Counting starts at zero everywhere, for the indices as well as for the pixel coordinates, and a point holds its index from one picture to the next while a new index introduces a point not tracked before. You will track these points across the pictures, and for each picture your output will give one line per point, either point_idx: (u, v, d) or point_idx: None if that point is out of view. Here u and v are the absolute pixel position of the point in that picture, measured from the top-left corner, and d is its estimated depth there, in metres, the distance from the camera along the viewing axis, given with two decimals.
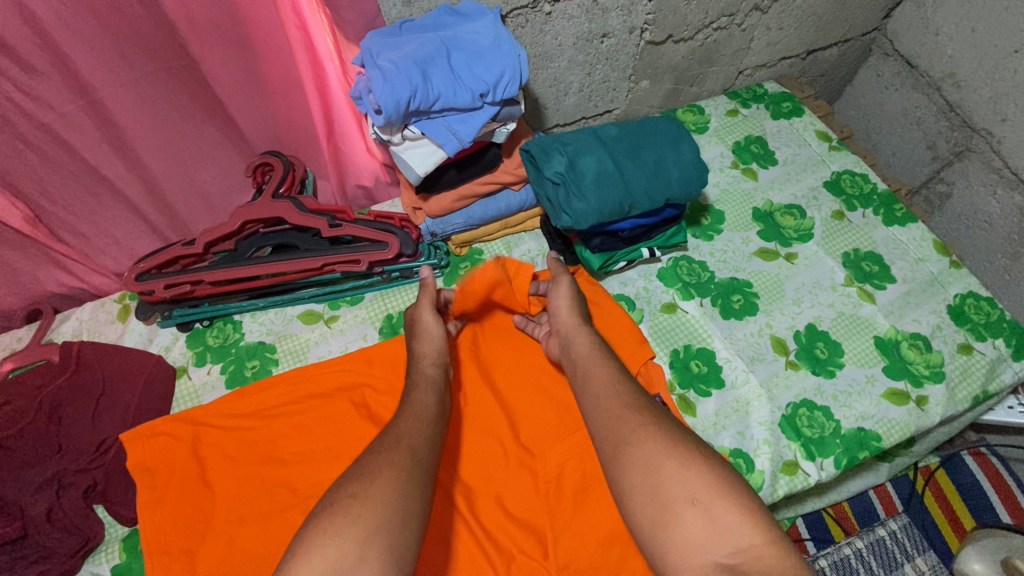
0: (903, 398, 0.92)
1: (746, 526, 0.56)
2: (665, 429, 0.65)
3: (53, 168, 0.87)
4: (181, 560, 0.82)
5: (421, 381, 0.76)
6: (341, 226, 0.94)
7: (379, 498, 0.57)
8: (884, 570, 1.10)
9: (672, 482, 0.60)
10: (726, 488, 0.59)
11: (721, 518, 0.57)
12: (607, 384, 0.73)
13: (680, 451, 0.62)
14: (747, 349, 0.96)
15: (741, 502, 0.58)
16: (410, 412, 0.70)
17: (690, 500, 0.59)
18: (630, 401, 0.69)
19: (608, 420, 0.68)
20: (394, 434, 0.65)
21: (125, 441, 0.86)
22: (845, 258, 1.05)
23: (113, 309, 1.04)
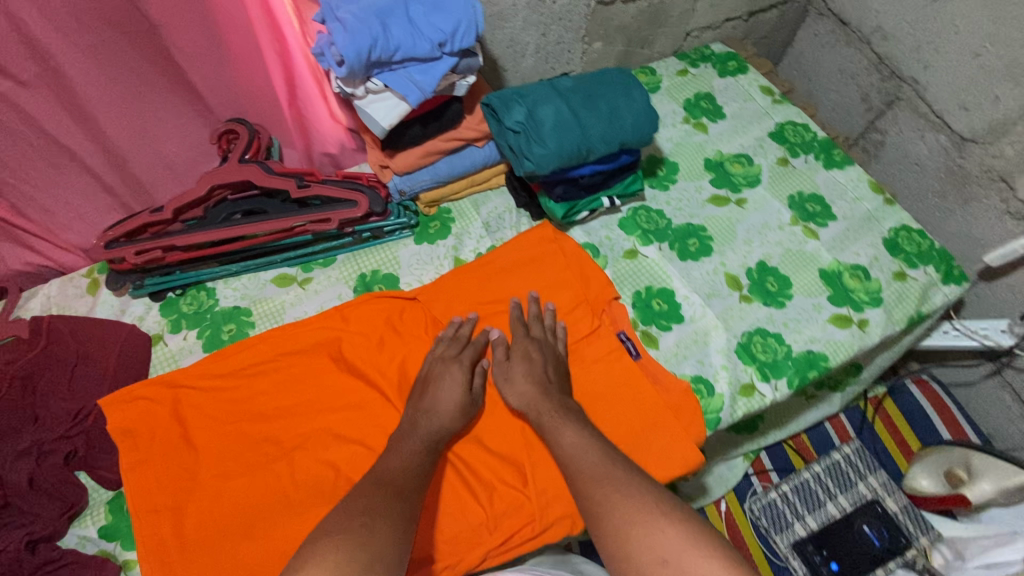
0: (847, 321, 1.00)
1: (718, 572, 0.59)
2: (632, 488, 0.68)
3: (12, 139, 0.87)
4: (169, 516, 0.84)
5: (418, 434, 0.81)
6: (309, 187, 0.96)
7: (382, 535, 0.63)
8: (839, 489, 1.19)
9: (642, 546, 0.63)
10: (695, 542, 0.62)
11: (691, 571, 0.59)
12: (578, 450, 0.76)
13: (643, 514, 0.65)
14: (704, 286, 1.02)
15: (710, 550, 0.61)
16: (402, 452, 0.78)
17: (661, 561, 0.61)
18: (597, 462, 0.73)
19: (582, 478, 0.72)
20: (386, 481, 0.72)
21: (105, 405, 0.88)
22: (790, 200, 1.12)
23: (82, 283, 1.01)
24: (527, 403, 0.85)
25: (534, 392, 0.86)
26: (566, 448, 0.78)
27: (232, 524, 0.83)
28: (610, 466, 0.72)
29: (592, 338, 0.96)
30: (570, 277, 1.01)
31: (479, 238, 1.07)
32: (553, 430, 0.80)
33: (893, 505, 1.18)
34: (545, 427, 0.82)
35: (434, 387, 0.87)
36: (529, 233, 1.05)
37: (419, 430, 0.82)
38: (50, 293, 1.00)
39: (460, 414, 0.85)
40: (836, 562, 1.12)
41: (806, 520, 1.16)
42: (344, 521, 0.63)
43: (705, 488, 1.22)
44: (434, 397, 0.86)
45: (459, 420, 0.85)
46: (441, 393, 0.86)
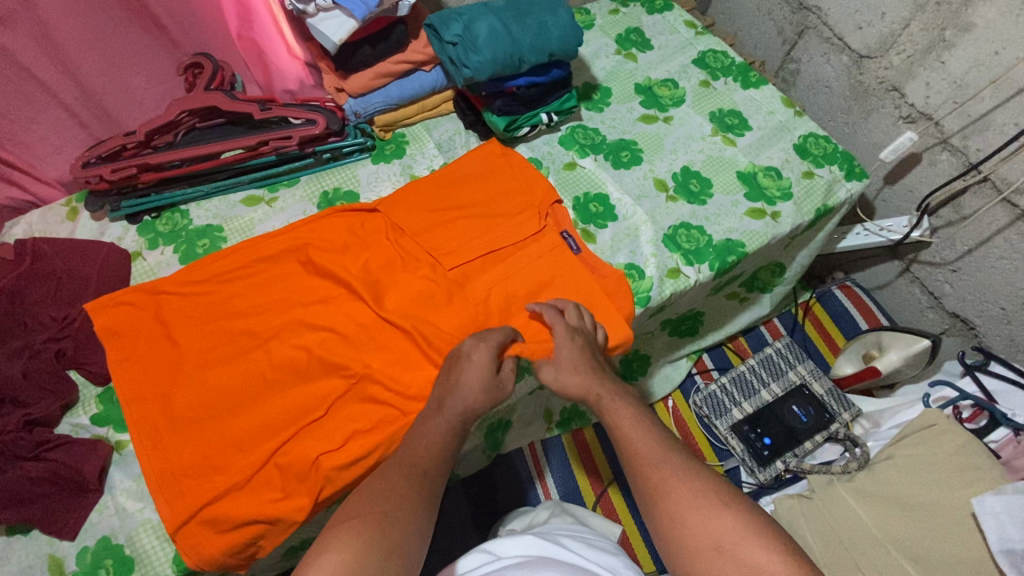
0: (761, 214, 1.13)
1: (773, 562, 0.62)
2: (689, 476, 0.70)
3: None
4: (157, 402, 0.93)
5: (443, 416, 0.79)
6: (270, 109, 1.05)
7: (405, 526, 0.66)
8: (772, 377, 1.32)
9: (699, 532, 0.66)
10: (749, 532, 0.64)
11: (746, 560, 0.63)
12: (637, 428, 0.76)
13: (702, 501, 0.68)
14: (635, 189, 1.14)
15: (766, 545, 0.63)
16: (424, 433, 0.77)
17: (717, 547, 0.64)
18: (656, 448, 0.74)
19: (636, 463, 0.73)
20: (413, 465, 0.73)
21: (90, 309, 0.95)
22: (711, 115, 1.25)
23: (62, 212, 1.09)
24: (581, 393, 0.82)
25: (586, 378, 0.83)
26: (624, 428, 0.77)
27: (216, 404, 0.93)
28: (669, 451, 0.73)
29: (538, 238, 1.07)
30: (516, 183, 1.12)
31: (432, 157, 1.17)
32: (610, 411, 0.79)
33: (819, 389, 1.31)
34: (602, 408, 0.80)
35: (462, 369, 0.83)
36: (490, 146, 1.15)
37: (447, 411, 0.79)
38: (32, 221, 1.08)
39: (486, 394, 0.81)
40: (769, 438, 1.25)
41: (743, 406, 1.29)
42: (364, 506, 0.68)
43: (653, 386, 1.36)
44: (462, 378, 0.81)
45: (486, 403, 0.81)
46: (466, 374, 0.82)
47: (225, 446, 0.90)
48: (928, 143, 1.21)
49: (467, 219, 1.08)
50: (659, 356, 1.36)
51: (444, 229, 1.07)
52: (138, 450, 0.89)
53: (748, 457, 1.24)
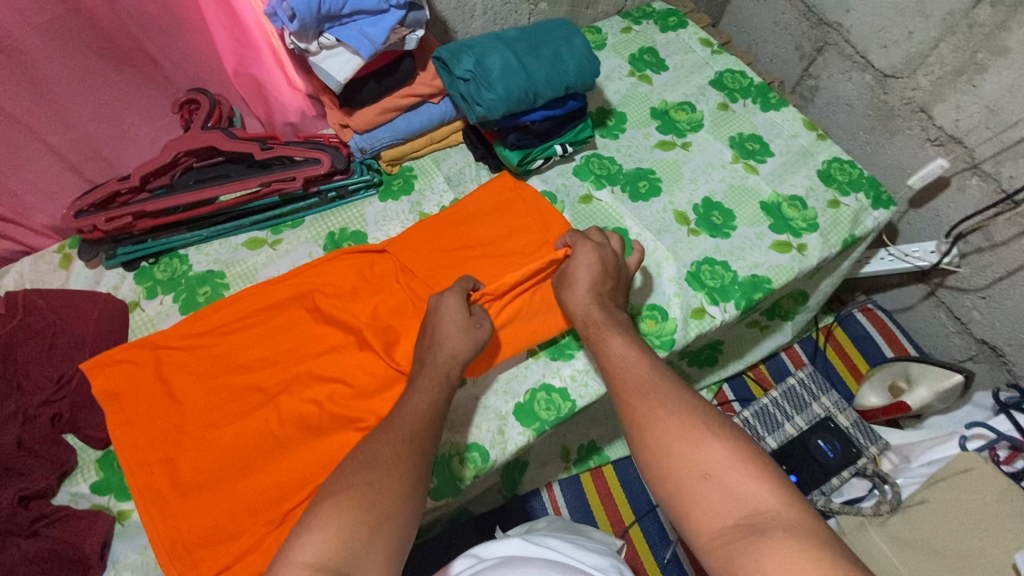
0: (787, 247, 1.09)
1: (758, 489, 0.63)
2: (675, 404, 0.72)
3: None
4: (163, 467, 0.88)
5: (429, 379, 0.83)
6: (272, 148, 1.00)
7: (388, 488, 0.68)
8: (796, 411, 1.28)
9: (685, 458, 0.66)
10: (738, 460, 0.65)
11: (731, 486, 0.63)
12: (626, 359, 0.81)
13: (687, 429, 0.69)
14: (654, 223, 1.09)
15: (754, 473, 0.64)
16: (413, 405, 0.79)
17: (703, 473, 0.65)
18: (647, 378, 0.76)
19: (625, 393, 0.76)
20: (399, 430, 0.75)
21: (87, 370, 0.91)
22: (731, 141, 1.20)
23: (54, 259, 1.03)
24: (577, 311, 0.91)
25: (591, 304, 0.90)
26: (614, 358, 0.82)
27: (225, 466, 0.89)
28: (660, 382, 0.76)
29: None
30: (529, 217, 1.07)
31: (442, 193, 1.12)
32: (601, 340, 0.85)
33: (844, 420, 1.27)
34: (591, 336, 0.87)
35: (436, 324, 0.88)
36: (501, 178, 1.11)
37: (429, 365, 0.84)
38: (22, 270, 1.02)
39: (466, 338, 0.87)
40: (794, 475, 1.22)
41: (767, 441, 1.25)
42: (346, 481, 0.69)
43: None
44: (442, 331, 0.87)
45: (468, 347, 0.87)
46: (442, 328, 0.87)
47: (236, 511, 0.85)
48: (958, 167, 1.16)
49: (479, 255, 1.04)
50: None
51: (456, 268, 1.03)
52: (145, 521, 0.85)
53: None
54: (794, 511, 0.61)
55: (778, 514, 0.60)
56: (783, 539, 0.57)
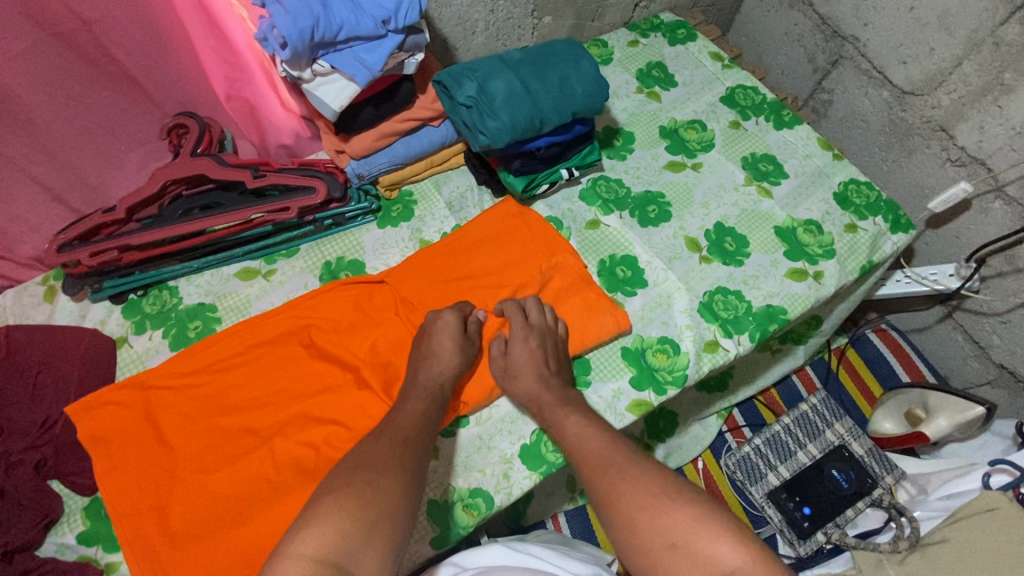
0: (803, 275, 1.04)
1: (728, 551, 0.61)
2: (640, 471, 0.71)
3: None
4: (152, 516, 0.84)
5: (428, 394, 0.83)
6: (265, 176, 0.96)
7: (387, 491, 0.66)
8: (808, 438, 1.24)
9: (650, 528, 0.65)
10: (701, 523, 0.64)
11: (699, 554, 0.62)
12: (585, 434, 0.79)
13: (650, 494, 0.68)
14: (665, 250, 1.04)
15: (719, 534, 0.63)
16: (408, 414, 0.79)
17: (670, 543, 0.63)
18: (605, 454, 0.75)
19: (590, 465, 0.75)
20: (396, 435, 0.75)
21: (72, 413, 0.87)
22: (744, 161, 1.15)
23: (38, 291, 0.99)
24: (527, 395, 0.88)
25: (530, 369, 0.88)
26: (573, 437, 0.80)
27: (218, 514, 0.84)
28: (617, 451, 0.75)
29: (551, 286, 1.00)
30: (531, 237, 1.03)
31: (443, 218, 1.07)
32: (557, 416, 0.84)
33: (858, 449, 1.23)
34: (546, 418, 0.85)
35: (430, 336, 0.89)
36: (507, 202, 1.06)
37: (420, 380, 0.84)
38: (5, 304, 0.98)
39: (459, 356, 0.88)
40: (808, 506, 1.17)
41: (779, 470, 1.21)
42: (343, 480, 0.67)
43: (682, 445, 1.28)
44: (434, 343, 0.88)
45: (459, 362, 0.87)
46: (436, 340, 0.88)
47: (227, 563, 0.81)
48: (980, 189, 1.11)
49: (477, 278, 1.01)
50: (688, 416, 1.28)
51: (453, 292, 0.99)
52: (135, 573, 0.81)
53: (786, 529, 1.16)
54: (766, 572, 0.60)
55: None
56: None
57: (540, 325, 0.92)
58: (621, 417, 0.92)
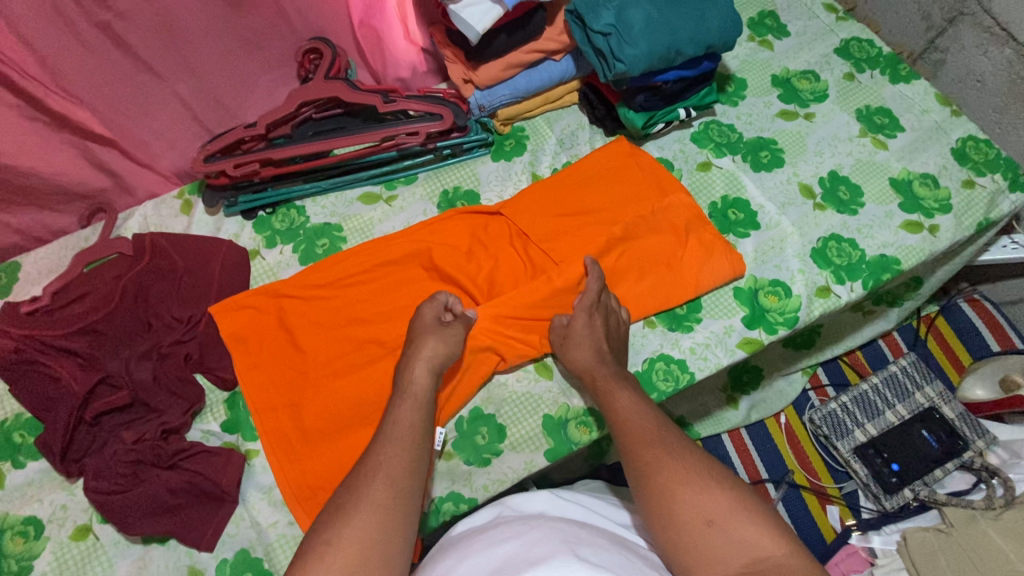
0: (918, 227, 1.03)
1: (763, 539, 0.65)
2: (681, 456, 0.73)
3: (107, 64, 0.89)
4: (287, 412, 0.90)
5: (410, 397, 0.79)
6: (395, 101, 0.98)
7: (361, 535, 0.64)
8: (897, 399, 1.24)
9: (688, 505, 0.68)
10: (739, 508, 0.68)
11: (735, 535, 0.66)
12: (631, 412, 0.80)
13: (691, 477, 0.71)
14: (778, 195, 1.05)
15: (755, 519, 0.67)
16: (394, 432, 0.74)
17: (707, 521, 0.67)
18: (650, 429, 0.76)
19: (632, 440, 0.76)
20: (386, 468, 0.70)
21: (216, 313, 0.94)
22: (859, 113, 1.13)
23: (175, 205, 1.05)
24: (583, 370, 0.86)
25: (591, 359, 0.86)
26: (620, 410, 0.80)
27: (347, 415, 0.89)
28: (665, 431, 0.76)
29: (668, 219, 1.00)
30: (645, 172, 1.04)
31: (554, 154, 1.08)
32: (606, 392, 0.83)
33: (949, 412, 1.22)
34: (598, 390, 0.84)
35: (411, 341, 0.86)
36: (621, 139, 1.07)
37: (407, 374, 0.82)
38: (145, 213, 1.05)
39: (442, 342, 0.85)
40: (896, 463, 1.19)
41: (866, 428, 1.22)
42: (320, 535, 0.65)
43: (765, 399, 1.29)
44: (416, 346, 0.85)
45: (449, 352, 0.85)
46: (415, 341, 0.85)
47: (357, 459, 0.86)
48: None
49: (586, 209, 1.01)
50: (773, 369, 1.29)
51: (565, 221, 1.00)
52: (272, 461, 0.87)
53: (872, 483, 1.19)
54: (799, 562, 0.64)
55: (784, 564, 0.63)
56: None
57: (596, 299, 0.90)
58: (730, 352, 0.93)
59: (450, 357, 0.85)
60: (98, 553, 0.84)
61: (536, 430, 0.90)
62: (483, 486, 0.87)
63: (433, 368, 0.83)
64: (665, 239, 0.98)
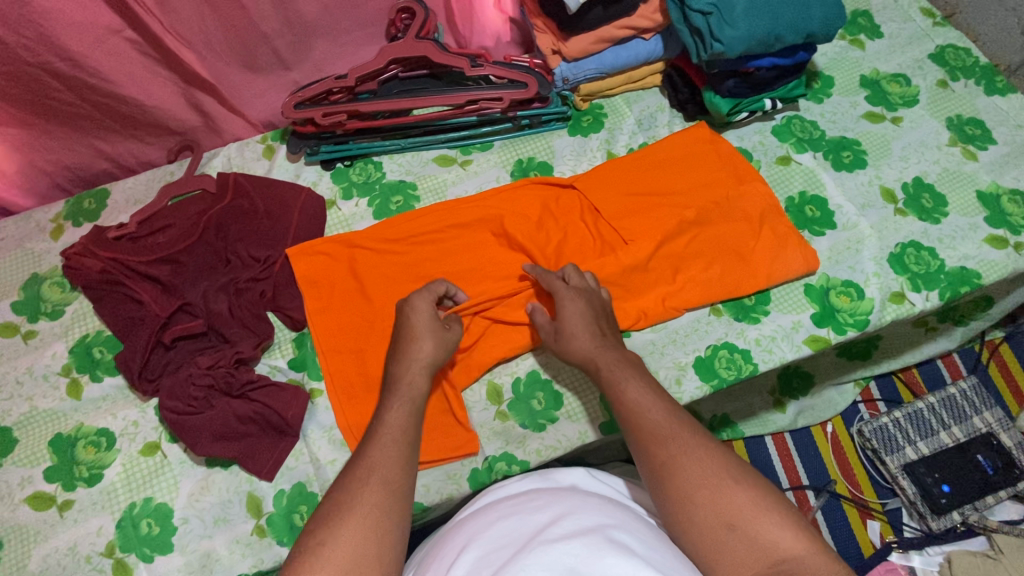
0: (1003, 242, 1.00)
1: (787, 540, 0.62)
2: (698, 453, 0.68)
3: (215, 8, 0.92)
4: (352, 357, 0.92)
5: (405, 397, 0.76)
6: (483, 65, 0.99)
7: (352, 540, 0.61)
8: (954, 421, 1.21)
9: (709, 509, 0.65)
10: (761, 507, 0.64)
11: (757, 537, 0.62)
12: (641, 404, 0.75)
13: (711, 477, 0.66)
14: (858, 196, 1.03)
15: (778, 520, 0.63)
16: (383, 436, 0.71)
17: (728, 524, 0.63)
18: (663, 423, 0.72)
19: (647, 437, 0.72)
20: (381, 469, 0.67)
21: (292, 255, 0.96)
22: (949, 122, 1.10)
23: (258, 149, 1.08)
24: (584, 360, 0.83)
25: (589, 346, 0.83)
26: (629, 403, 0.76)
27: None
28: (678, 426, 0.72)
29: (743, 207, 0.99)
30: (722, 159, 1.03)
31: (631, 134, 1.08)
32: (610, 384, 0.78)
33: (1007, 439, 1.20)
34: (603, 381, 0.80)
35: (403, 326, 0.83)
36: (701, 125, 1.06)
37: (403, 374, 0.79)
38: (229, 154, 1.08)
39: (435, 341, 0.82)
40: (946, 484, 1.16)
41: (918, 446, 1.19)
42: (314, 535, 0.62)
43: (814, 407, 1.26)
44: (406, 350, 0.81)
45: (441, 352, 0.82)
46: (408, 340, 0.82)
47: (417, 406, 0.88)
48: None
49: (659, 191, 1.01)
50: (825, 377, 1.26)
51: (637, 201, 1.00)
52: (336, 403, 0.89)
53: (919, 502, 1.17)
54: (825, 564, 0.60)
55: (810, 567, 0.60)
56: None
57: (584, 288, 0.88)
58: (796, 348, 0.92)
59: (441, 357, 0.82)
60: (165, 471, 0.88)
61: (593, 403, 0.90)
62: (536, 451, 0.88)
63: (429, 372, 0.80)
64: (739, 227, 0.97)
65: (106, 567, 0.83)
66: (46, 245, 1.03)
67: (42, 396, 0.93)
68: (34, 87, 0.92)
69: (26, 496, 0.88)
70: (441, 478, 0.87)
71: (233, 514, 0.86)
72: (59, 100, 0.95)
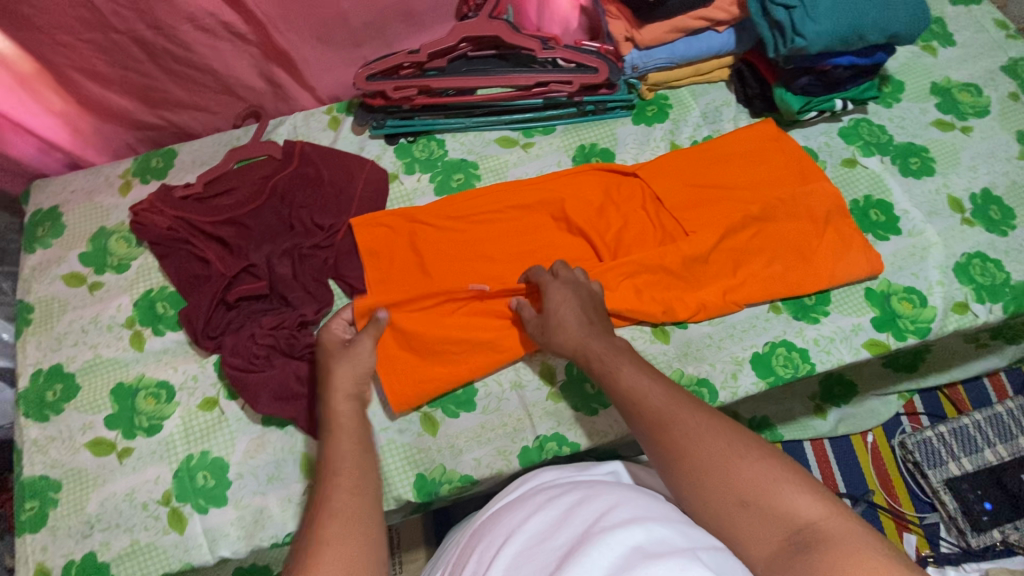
0: None
1: (806, 506, 0.56)
2: (701, 430, 0.64)
3: None
4: None
5: (338, 427, 0.75)
6: (554, 49, 0.99)
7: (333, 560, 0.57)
8: (1000, 439, 1.19)
9: (720, 487, 0.60)
10: (774, 478, 0.58)
11: (774, 508, 0.57)
12: (636, 390, 0.72)
13: (719, 452, 0.61)
14: (925, 203, 1.01)
15: (794, 487, 0.57)
16: (334, 464, 0.69)
17: (741, 501, 0.58)
18: (663, 406, 0.68)
19: (647, 426, 0.68)
20: (347, 499, 0.64)
21: (356, 225, 0.97)
22: (1020, 135, 1.07)
23: (323, 119, 1.10)
24: (574, 350, 0.82)
25: (579, 336, 0.82)
26: (627, 391, 0.72)
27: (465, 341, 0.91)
28: (676, 407, 0.67)
29: (806, 206, 0.98)
30: (787, 157, 1.02)
31: (696, 126, 1.08)
32: (607, 369, 0.76)
33: None
34: (594, 368, 0.78)
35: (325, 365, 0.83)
36: (767, 121, 1.05)
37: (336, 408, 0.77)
38: (295, 123, 1.10)
39: (354, 362, 0.83)
40: (989, 502, 1.15)
41: (961, 462, 1.18)
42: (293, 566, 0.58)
43: (856, 417, 1.24)
44: (328, 378, 0.81)
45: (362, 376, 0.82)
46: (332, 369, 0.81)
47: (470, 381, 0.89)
48: None
49: (721, 185, 1.00)
50: (868, 386, 1.25)
51: (699, 194, 1.00)
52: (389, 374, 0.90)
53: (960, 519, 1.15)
54: (851, 524, 0.54)
55: (834, 532, 0.54)
56: (843, 559, 0.51)
57: (572, 281, 0.88)
58: (855, 351, 0.91)
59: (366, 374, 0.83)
60: (222, 426, 0.90)
61: None
62: (587, 434, 0.89)
63: (358, 395, 0.80)
64: (801, 226, 0.96)
65: (162, 515, 0.85)
66: (114, 200, 1.05)
67: (106, 345, 0.95)
68: (117, 46, 0.94)
69: (87, 441, 0.90)
70: (492, 453, 0.88)
71: (287, 472, 0.87)
72: (138, 61, 0.97)
